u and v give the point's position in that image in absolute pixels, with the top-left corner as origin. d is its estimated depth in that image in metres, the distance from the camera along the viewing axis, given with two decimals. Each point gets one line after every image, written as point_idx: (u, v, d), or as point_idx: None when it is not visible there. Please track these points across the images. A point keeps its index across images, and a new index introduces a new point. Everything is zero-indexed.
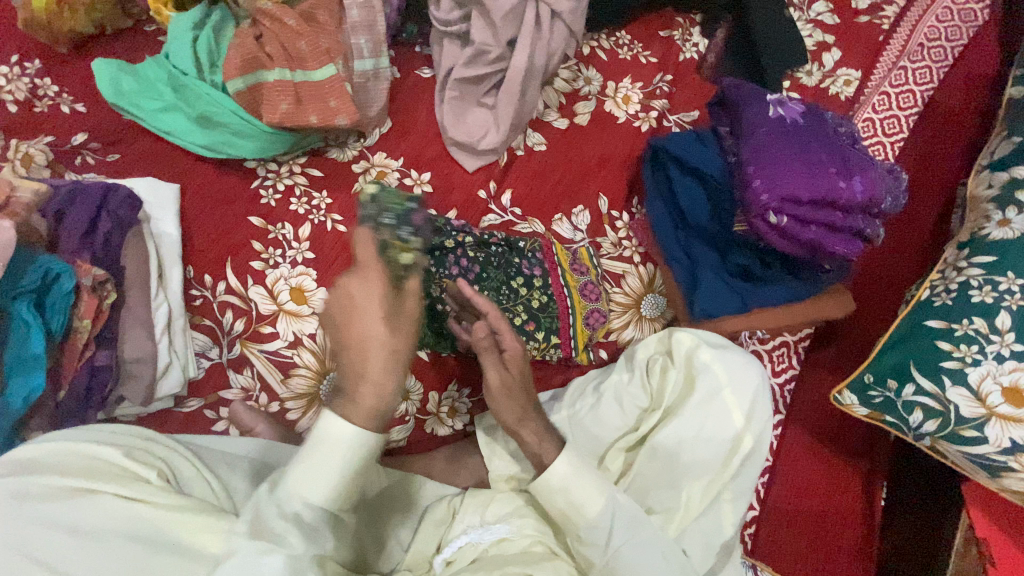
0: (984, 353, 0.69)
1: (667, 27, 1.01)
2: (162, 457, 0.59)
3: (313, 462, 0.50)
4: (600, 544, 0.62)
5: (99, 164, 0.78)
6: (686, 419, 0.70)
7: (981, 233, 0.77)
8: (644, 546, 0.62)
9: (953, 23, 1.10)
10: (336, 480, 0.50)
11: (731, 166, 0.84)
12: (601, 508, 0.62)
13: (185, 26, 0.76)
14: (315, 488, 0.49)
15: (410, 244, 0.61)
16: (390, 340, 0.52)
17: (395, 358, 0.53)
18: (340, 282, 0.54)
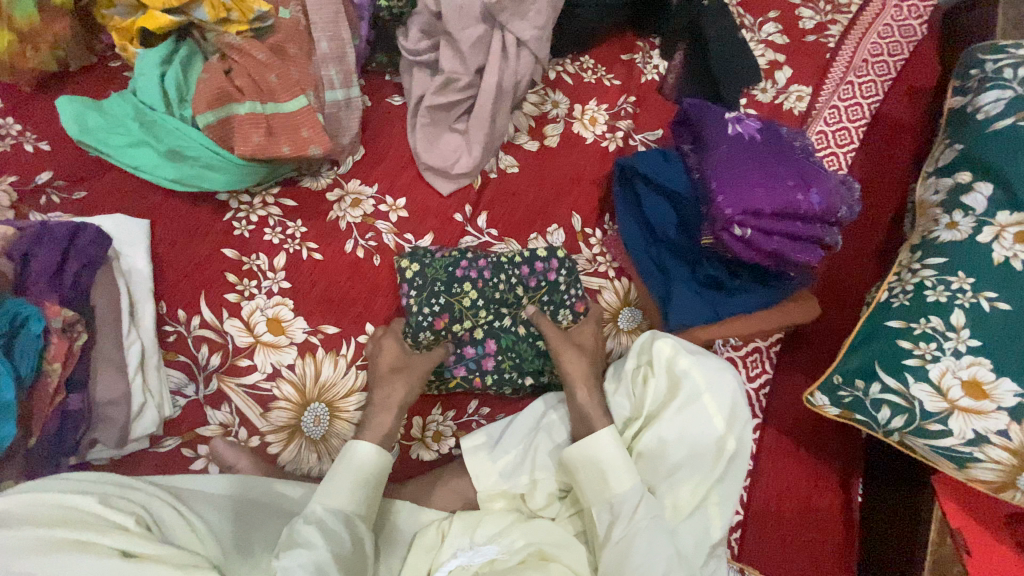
0: (942, 350, 0.73)
1: (628, 51, 1.06)
2: (142, 504, 0.58)
3: (338, 474, 0.65)
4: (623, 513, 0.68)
5: (65, 202, 0.77)
6: (668, 423, 0.73)
7: (931, 236, 0.82)
8: (645, 545, 0.65)
9: (892, 40, 1.18)
10: (351, 488, 0.65)
11: (695, 182, 0.88)
12: (631, 487, 0.69)
13: (153, 63, 0.76)
14: (331, 496, 0.63)
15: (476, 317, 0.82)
16: (390, 387, 0.74)
17: (398, 390, 0.73)
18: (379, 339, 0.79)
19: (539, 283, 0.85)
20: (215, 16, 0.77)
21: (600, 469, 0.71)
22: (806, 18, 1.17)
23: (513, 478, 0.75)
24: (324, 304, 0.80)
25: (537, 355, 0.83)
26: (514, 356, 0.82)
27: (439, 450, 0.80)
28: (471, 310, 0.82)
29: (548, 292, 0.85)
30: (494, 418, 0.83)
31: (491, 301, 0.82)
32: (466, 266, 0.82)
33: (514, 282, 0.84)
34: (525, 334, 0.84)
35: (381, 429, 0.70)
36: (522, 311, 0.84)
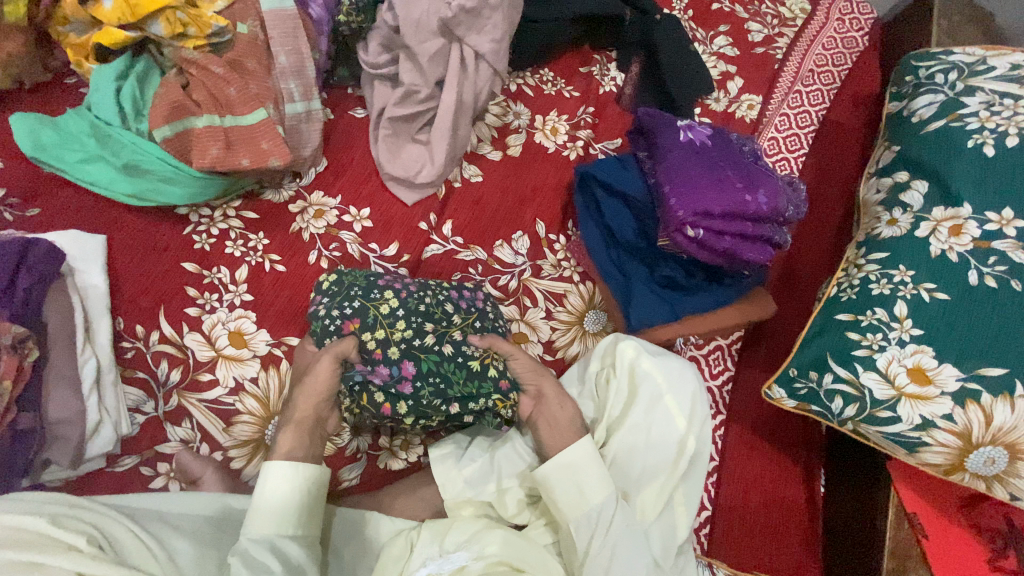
0: (888, 340, 0.77)
1: (586, 64, 1.10)
2: (95, 524, 0.55)
3: (259, 504, 0.62)
4: (595, 527, 0.68)
5: (18, 219, 0.75)
6: (634, 425, 0.75)
7: (874, 233, 0.86)
8: (622, 551, 0.67)
9: (836, 51, 1.24)
10: (275, 511, 0.62)
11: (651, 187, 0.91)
12: (604, 500, 0.69)
13: (108, 77, 0.76)
14: (255, 525, 0.60)
15: (393, 327, 0.74)
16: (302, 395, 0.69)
17: (300, 406, 0.69)
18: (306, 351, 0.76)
19: (470, 309, 0.81)
20: (170, 31, 0.76)
21: (572, 486, 0.70)
22: (755, 31, 1.23)
23: (479, 486, 0.75)
24: (287, 316, 0.80)
25: (461, 382, 0.74)
26: (436, 381, 0.73)
27: (407, 458, 0.80)
28: (388, 319, 0.74)
29: (479, 318, 0.80)
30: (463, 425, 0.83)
31: (417, 310, 0.75)
32: (388, 278, 0.78)
33: (443, 299, 0.79)
34: (451, 355, 0.75)
35: (285, 448, 0.66)
36: (449, 329, 0.77)
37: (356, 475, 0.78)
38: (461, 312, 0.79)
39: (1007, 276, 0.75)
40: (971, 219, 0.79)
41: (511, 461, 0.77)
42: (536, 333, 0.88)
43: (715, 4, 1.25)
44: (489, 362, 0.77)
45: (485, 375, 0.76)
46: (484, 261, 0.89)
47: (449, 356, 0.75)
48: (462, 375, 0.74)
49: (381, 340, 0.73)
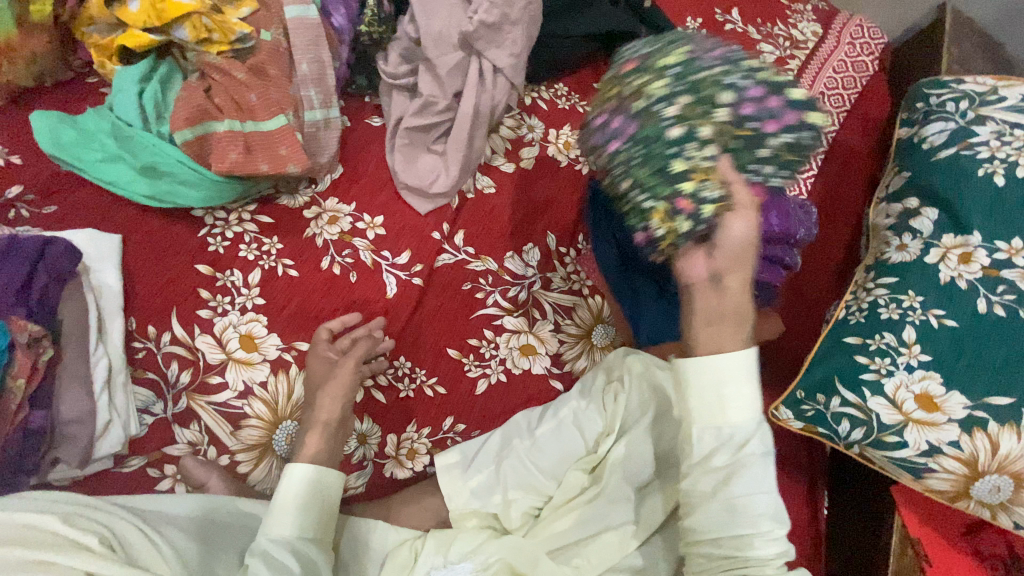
0: (896, 365, 0.77)
1: (601, 79, 1.10)
2: (104, 524, 0.55)
3: (279, 501, 0.62)
4: (735, 444, 0.68)
5: (34, 217, 0.76)
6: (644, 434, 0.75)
7: (883, 257, 0.87)
8: (750, 471, 0.67)
9: (848, 74, 1.25)
10: (301, 507, 0.62)
11: None
12: (750, 418, 0.68)
13: (131, 80, 0.76)
14: (276, 524, 0.60)
15: (652, 112, 0.77)
16: (327, 394, 0.72)
17: (324, 403, 0.71)
18: (321, 354, 0.77)
19: (723, 129, 0.74)
20: (195, 36, 0.77)
21: (737, 394, 0.68)
22: (767, 53, 1.24)
23: (485, 497, 0.75)
24: (298, 321, 0.80)
25: (656, 168, 0.76)
26: (640, 148, 0.77)
27: (412, 467, 0.80)
28: (652, 109, 0.77)
29: (736, 141, 0.75)
30: (469, 435, 0.83)
31: (641, 128, 0.78)
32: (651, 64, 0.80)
33: (708, 105, 0.74)
34: (673, 139, 0.75)
35: (310, 451, 0.67)
36: (681, 141, 0.75)
37: (362, 482, 0.78)
38: (727, 120, 0.74)
39: (1016, 305, 0.75)
40: (979, 247, 0.80)
41: (518, 472, 0.76)
42: (544, 345, 0.89)
43: (728, 24, 1.26)
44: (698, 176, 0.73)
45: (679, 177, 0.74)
46: (494, 273, 0.90)
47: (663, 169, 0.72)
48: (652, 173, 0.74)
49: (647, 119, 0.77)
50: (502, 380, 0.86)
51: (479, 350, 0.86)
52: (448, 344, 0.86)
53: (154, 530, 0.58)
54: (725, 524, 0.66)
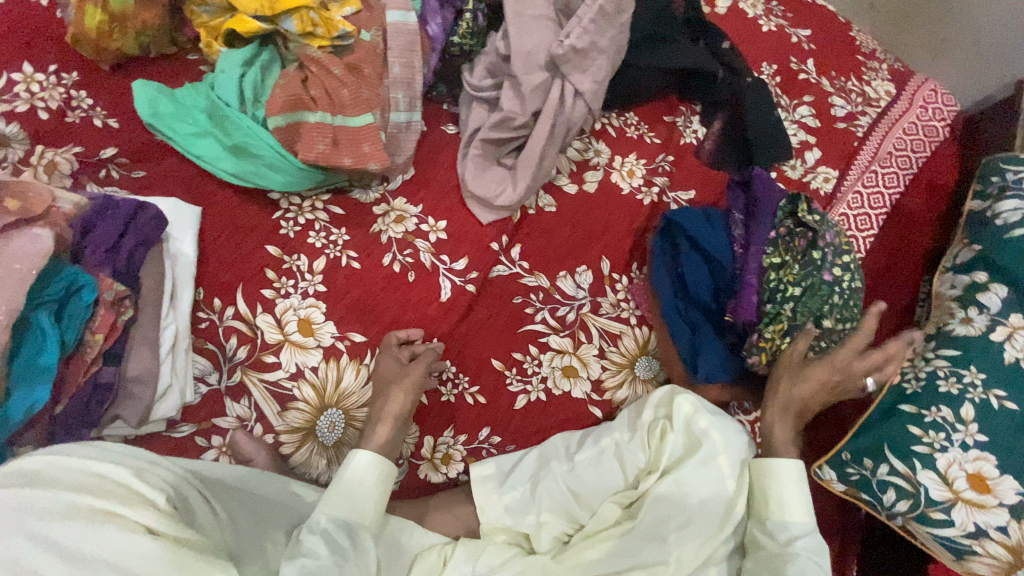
0: (950, 441, 0.76)
1: (671, 113, 1.11)
2: (170, 482, 0.57)
3: (339, 484, 0.66)
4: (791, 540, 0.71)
5: (123, 179, 0.79)
6: (686, 477, 0.75)
7: (946, 327, 0.86)
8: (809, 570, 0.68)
9: (917, 137, 1.25)
10: (358, 497, 0.66)
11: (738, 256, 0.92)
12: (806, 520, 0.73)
13: (235, 63, 0.79)
14: (336, 505, 0.64)
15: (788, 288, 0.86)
16: (398, 393, 0.74)
17: (393, 399, 0.74)
18: (388, 352, 0.79)
19: (802, 253, 0.88)
20: (301, 28, 0.80)
21: (788, 492, 0.73)
22: (838, 107, 1.24)
23: (518, 515, 0.76)
24: (354, 313, 0.82)
25: (821, 292, 0.85)
26: (794, 320, 0.85)
27: (446, 473, 0.80)
28: (804, 284, 0.86)
29: (798, 267, 0.87)
30: (503, 448, 0.83)
31: (802, 284, 0.86)
32: (826, 246, 0.88)
33: (834, 283, 0.87)
34: (828, 306, 0.86)
35: (379, 440, 0.71)
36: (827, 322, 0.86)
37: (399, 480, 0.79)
38: (822, 250, 0.88)
39: None
40: None
41: (552, 495, 0.77)
42: (586, 369, 0.88)
43: (803, 74, 1.26)
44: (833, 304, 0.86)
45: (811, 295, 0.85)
46: (546, 290, 0.91)
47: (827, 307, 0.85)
48: (818, 310, 0.85)
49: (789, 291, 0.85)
50: (542, 399, 0.86)
51: (523, 365, 0.86)
52: (493, 355, 0.86)
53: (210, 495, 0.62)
54: None
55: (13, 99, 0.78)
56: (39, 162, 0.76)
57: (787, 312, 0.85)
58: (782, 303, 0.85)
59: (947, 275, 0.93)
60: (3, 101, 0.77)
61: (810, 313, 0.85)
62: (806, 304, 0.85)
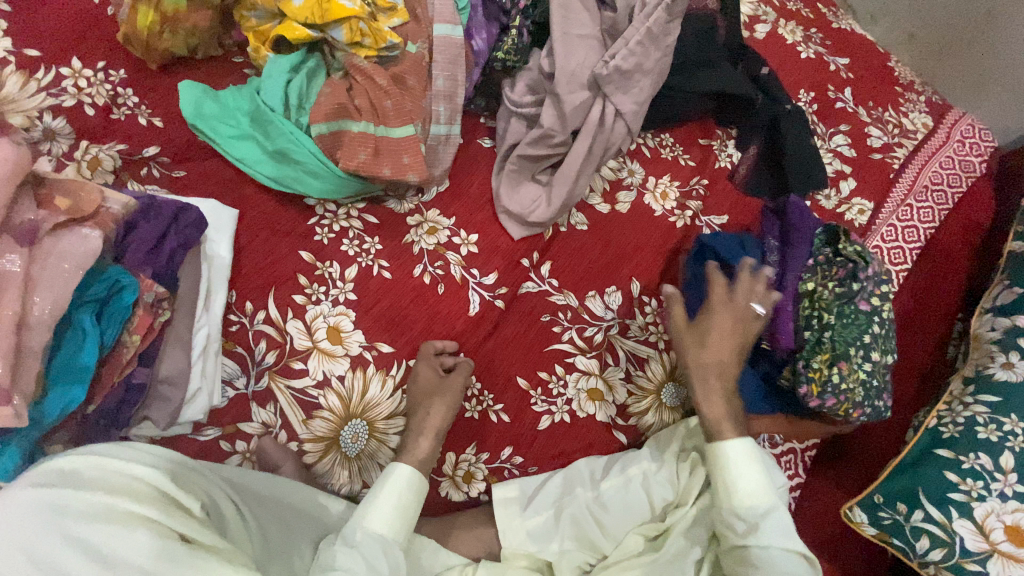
0: (988, 490, 0.74)
1: (707, 136, 1.09)
2: (200, 488, 0.59)
3: (380, 494, 0.66)
4: (750, 524, 0.65)
5: (163, 178, 0.79)
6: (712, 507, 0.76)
7: (985, 371, 0.84)
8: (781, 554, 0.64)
9: (954, 172, 1.23)
10: (393, 511, 0.65)
11: (773, 284, 0.88)
12: (764, 503, 0.66)
13: (282, 69, 0.80)
14: (373, 519, 0.64)
15: (828, 317, 0.81)
16: (440, 404, 0.76)
17: (434, 411, 0.76)
18: (429, 363, 0.80)
19: (842, 282, 0.84)
20: (349, 38, 0.80)
21: (744, 475, 0.68)
22: (874, 137, 1.23)
23: (542, 542, 0.77)
24: (382, 323, 0.82)
25: (858, 328, 0.82)
26: (833, 349, 0.80)
27: (468, 492, 0.79)
28: (842, 312, 0.82)
29: (836, 296, 0.83)
30: (525, 469, 0.82)
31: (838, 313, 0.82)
32: (867, 279, 0.84)
33: (872, 316, 0.83)
34: (864, 340, 0.82)
35: (421, 455, 0.72)
36: (865, 355, 0.82)
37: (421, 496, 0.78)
38: (864, 283, 0.84)
39: None
40: None
41: (578, 523, 0.77)
42: (612, 393, 0.87)
43: (840, 103, 1.25)
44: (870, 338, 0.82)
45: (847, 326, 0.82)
46: (574, 309, 0.90)
47: (865, 337, 0.82)
48: (855, 339, 0.81)
49: (830, 320, 0.81)
50: (566, 421, 0.84)
51: (547, 385, 0.85)
52: (519, 373, 0.85)
53: (241, 502, 0.64)
54: None
55: (60, 94, 0.78)
56: (83, 158, 0.76)
57: (827, 342, 0.80)
58: (820, 332, 0.81)
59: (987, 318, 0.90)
60: (50, 96, 0.77)
61: (859, 341, 0.81)
62: (844, 334, 0.81)
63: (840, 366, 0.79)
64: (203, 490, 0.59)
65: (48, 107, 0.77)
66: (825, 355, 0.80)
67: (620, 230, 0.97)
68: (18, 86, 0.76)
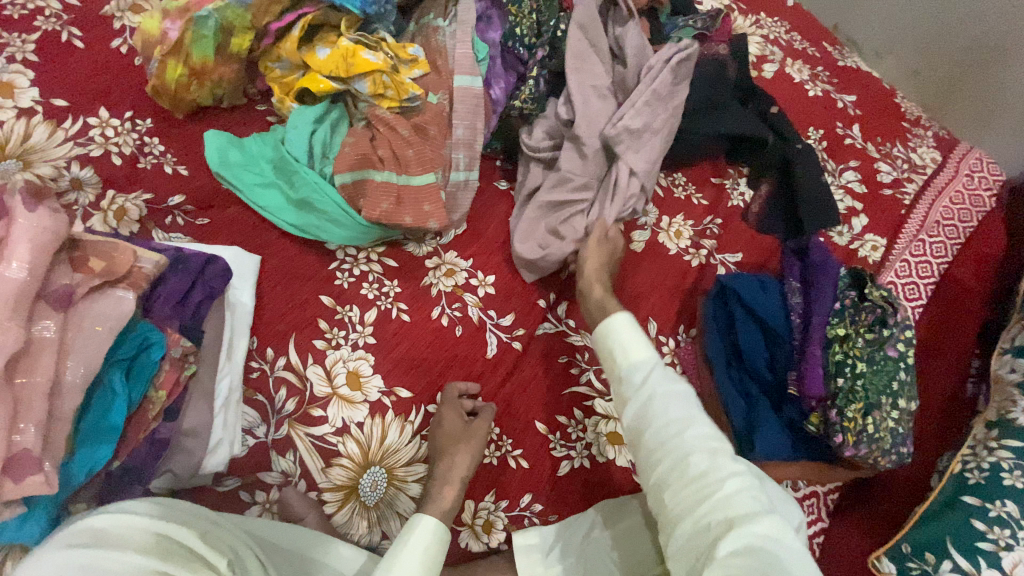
0: (1016, 539, 0.73)
1: (718, 175, 1.11)
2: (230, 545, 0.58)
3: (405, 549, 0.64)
4: (636, 381, 0.66)
5: (188, 226, 0.79)
6: None
7: (1008, 416, 0.83)
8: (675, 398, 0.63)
9: (965, 207, 1.24)
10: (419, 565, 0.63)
11: (796, 327, 0.86)
12: (644, 357, 0.68)
13: (307, 120, 0.82)
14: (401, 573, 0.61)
15: (858, 365, 0.80)
16: (463, 453, 0.75)
17: (460, 459, 0.75)
18: (451, 408, 0.79)
19: (870, 327, 0.84)
20: (373, 90, 0.83)
21: (624, 338, 0.70)
22: (884, 172, 1.24)
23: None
24: (402, 367, 0.82)
25: (885, 376, 0.81)
26: (865, 397, 0.79)
27: (487, 542, 0.78)
28: (869, 359, 0.82)
29: (867, 341, 0.83)
30: (545, 517, 0.81)
31: (866, 360, 0.81)
32: (896, 324, 0.83)
33: (897, 364, 0.83)
34: (890, 388, 0.81)
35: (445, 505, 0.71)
36: (891, 403, 0.81)
37: None
38: (892, 328, 0.83)
39: None
40: None
41: None
42: None
43: (848, 139, 1.26)
44: (897, 384, 0.82)
45: (875, 373, 0.81)
46: (591, 350, 0.90)
47: (893, 385, 0.81)
48: (885, 387, 0.81)
49: (862, 368, 0.80)
50: (586, 466, 0.84)
51: (567, 428, 0.85)
52: (537, 416, 0.85)
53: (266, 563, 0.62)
54: (674, 478, 0.58)
55: (88, 143, 0.79)
56: (109, 207, 0.77)
57: (860, 390, 0.78)
58: (853, 379, 0.79)
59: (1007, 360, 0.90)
60: (77, 145, 0.78)
61: (887, 390, 0.81)
62: (874, 381, 0.80)
63: (874, 416, 0.78)
64: (230, 546, 0.58)
65: (75, 156, 0.77)
66: (859, 404, 0.78)
67: (636, 270, 0.98)
68: (45, 136, 0.77)
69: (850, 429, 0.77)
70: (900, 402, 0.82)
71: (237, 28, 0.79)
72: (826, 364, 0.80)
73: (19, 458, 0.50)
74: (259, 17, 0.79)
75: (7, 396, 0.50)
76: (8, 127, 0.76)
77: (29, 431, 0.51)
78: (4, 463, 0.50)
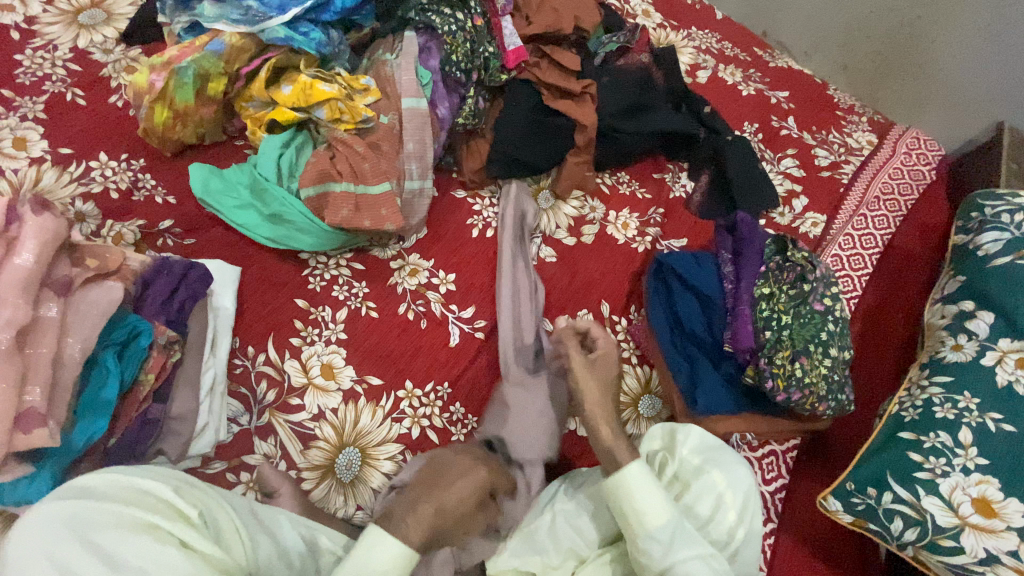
0: (951, 466, 0.77)
1: (659, 170, 1.21)
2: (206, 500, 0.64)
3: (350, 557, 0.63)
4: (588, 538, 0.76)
5: (177, 246, 0.91)
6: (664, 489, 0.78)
7: (938, 355, 0.88)
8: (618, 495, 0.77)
9: (904, 181, 1.32)
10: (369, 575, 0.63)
11: (726, 290, 0.96)
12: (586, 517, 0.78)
13: (274, 145, 0.95)
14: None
15: (781, 318, 0.88)
16: (454, 493, 0.74)
17: (451, 493, 0.74)
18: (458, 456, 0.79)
19: (794, 284, 0.91)
20: (330, 116, 0.95)
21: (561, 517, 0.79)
22: (821, 157, 1.33)
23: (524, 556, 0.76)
24: (372, 358, 0.90)
25: (813, 328, 0.87)
26: (794, 342, 0.86)
27: None
28: (795, 312, 0.88)
29: (795, 297, 0.89)
30: None
31: (792, 312, 0.88)
32: (818, 277, 0.90)
33: (825, 315, 0.89)
34: (819, 337, 0.88)
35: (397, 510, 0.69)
36: (821, 351, 0.86)
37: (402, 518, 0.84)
38: (814, 283, 0.90)
39: None
40: None
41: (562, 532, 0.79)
42: None
43: (784, 130, 1.36)
44: (828, 333, 0.87)
45: (806, 325, 0.87)
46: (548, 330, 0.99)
47: (823, 335, 0.87)
48: (813, 337, 0.87)
49: (789, 320, 0.87)
50: None
51: None
52: None
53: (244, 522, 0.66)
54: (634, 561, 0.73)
55: (90, 183, 0.91)
56: (108, 234, 0.89)
57: (787, 338, 0.86)
58: (780, 330, 0.87)
59: (938, 309, 0.95)
60: (81, 185, 0.91)
61: (817, 339, 0.87)
62: (801, 330, 0.87)
63: (802, 362, 0.85)
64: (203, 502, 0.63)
65: (79, 194, 0.90)
66: (787, 350, 0.86)
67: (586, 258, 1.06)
68: (54, 178, 0.90)
69: (781, 376, 0.85)
70: (831, 350, 0.87)
71: (212, 74, 0.93)
72: (755, 321, 0.90)
73: (27, 415, 0.60)
74: (231, 63, 0.94)
75: (17, 362, 0.61)
76: (22, 173, 0.89)
77: (36, 392, 0.61)
78: (15, 418, 0.60)
